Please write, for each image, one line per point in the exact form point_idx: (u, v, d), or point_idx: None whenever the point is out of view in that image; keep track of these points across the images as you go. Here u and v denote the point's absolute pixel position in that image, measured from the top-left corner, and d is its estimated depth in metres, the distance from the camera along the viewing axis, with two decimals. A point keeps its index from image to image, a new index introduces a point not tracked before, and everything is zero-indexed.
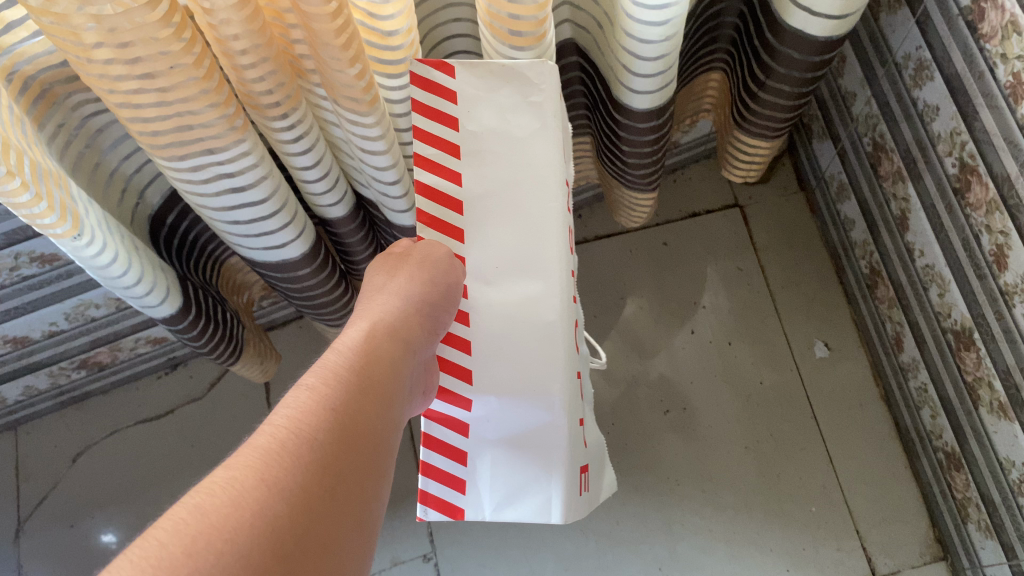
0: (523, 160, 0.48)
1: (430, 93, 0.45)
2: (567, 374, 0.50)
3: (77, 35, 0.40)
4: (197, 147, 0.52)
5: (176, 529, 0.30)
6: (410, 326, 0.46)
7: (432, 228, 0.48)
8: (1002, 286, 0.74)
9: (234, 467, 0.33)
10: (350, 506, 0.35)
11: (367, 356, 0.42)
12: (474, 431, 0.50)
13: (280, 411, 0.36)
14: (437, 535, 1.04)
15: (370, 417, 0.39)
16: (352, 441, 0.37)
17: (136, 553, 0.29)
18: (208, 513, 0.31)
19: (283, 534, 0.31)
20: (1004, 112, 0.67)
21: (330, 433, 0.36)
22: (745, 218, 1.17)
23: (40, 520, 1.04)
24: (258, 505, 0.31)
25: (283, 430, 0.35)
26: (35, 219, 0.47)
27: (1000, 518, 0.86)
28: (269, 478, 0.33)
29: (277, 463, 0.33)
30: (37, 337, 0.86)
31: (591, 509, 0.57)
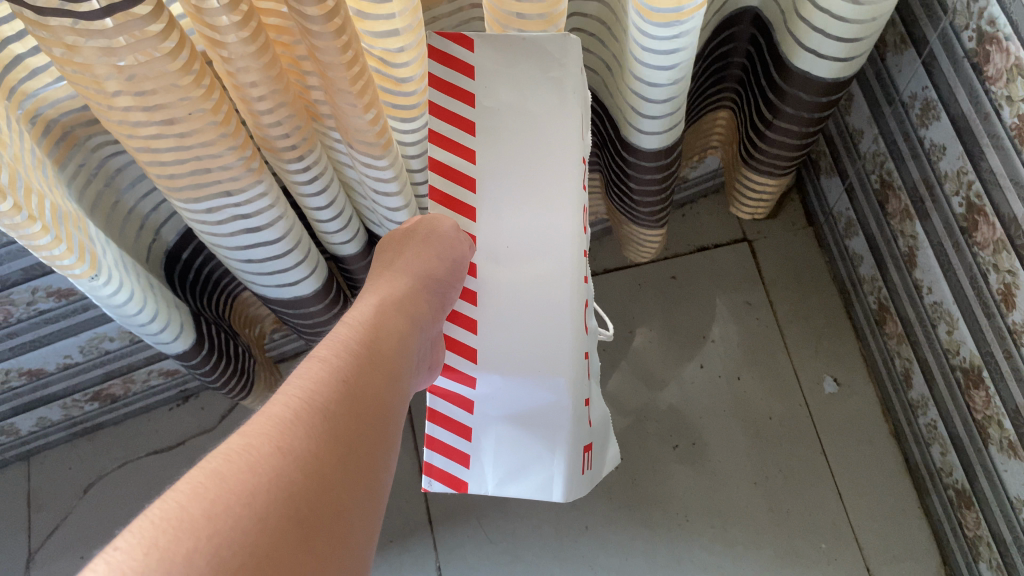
0: (539, 136, 0.48)
1: (449, 66, 0.46)
2: (573, 355, 0.50)
3: (99, 83, 0.42)
4: (214, 189, 0.53)
5: (194, 492, 0.31)
6: (418, 303, 0.48)
7: (443, 206, 0.49)
8: (1010, 325, 0.75)
9: (250, 436, 0.34)
10: (362, 472, 0.36)
11: (377, 331, 0.43)
12: (478, 408, 0.50)
13: (292, 383, 0.38)
14: (445, 568, 1.03)
15: (380, 390, 0.40)
16: (362, 412, 0.38)
17: (158, 514, 0.30)
18: (225, 478, 0.32)
19: (298, 497, 0.32)
20: (1009, 154, 0.68)
21: (340, 405, 0.37)
22: (754, 252, 1.18)
23: (50, 550, 1.05)
24: (273, 470, 0.32)
25: (296, 401, 0.36)
26: (54, 261, 0.48)
27: (1011, 557, 0.86)
28: (283, 445, 0.34)
29: (290, 432, 0.34)
30: (52, 369, 0.87)
31: (596, 482, 0.60)
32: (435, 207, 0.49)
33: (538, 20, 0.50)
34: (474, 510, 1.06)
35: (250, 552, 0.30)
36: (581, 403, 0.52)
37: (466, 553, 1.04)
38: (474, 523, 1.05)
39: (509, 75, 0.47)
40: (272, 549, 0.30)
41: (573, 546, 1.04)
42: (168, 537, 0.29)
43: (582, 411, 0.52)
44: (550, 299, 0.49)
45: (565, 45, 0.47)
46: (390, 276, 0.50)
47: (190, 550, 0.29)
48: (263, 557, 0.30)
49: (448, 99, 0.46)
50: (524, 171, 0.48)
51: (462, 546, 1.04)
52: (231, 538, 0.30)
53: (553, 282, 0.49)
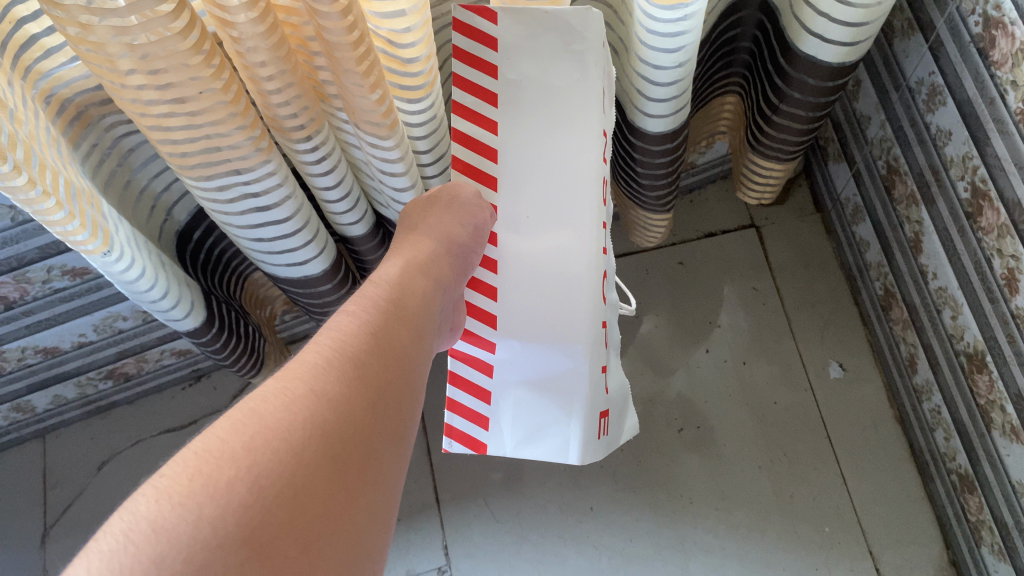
0: (559, 109, 0.50)
1: (472, 39, 0.47)
2: (589, 323, 0.55)
3: (112, 62, 0.43)
4: (224, 168, 0.54)
5: (234, 428, 0.34)
6: (440, 264, 0.50)
7: (466, 175, 0.52)
8: (1014, 310, 0.75)
9: (285, 378, 0.37)
10: (388, 417, 0.40)
11: (404, 289, 0.46)
12: (497, 371, 0.57)
13: (326, 331, 0.41)
14: (451, 548, 1.05)
15: (407, 342, 0.43)
16: (390, 362, 0.41)
17: (201, 446, 0.34)
18: (263, 416, 0.35)
19: (330, 436, 0.36)
20: (1015, 138, 0.68)
21: (372, 354, 0.40)
22: (761, 238, 1.19)
23: (64, 526, 1.07)
24: (308, 411, 0.36)
25: (330, 349, 0.39)
26: (67, 236, 0.49)
27: (1013, 542, 0.86)
28: (316, 388, 0.37)
29: (325, 377, 0.37)
30: (67, 348, 0.89)
31: (611, 447, 0.65)
32: (459, 176, 0.52)
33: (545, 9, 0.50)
34: (481, 491, 1.07)
35: (285, 484, 0.33)
36: (597, 370, 0.58)
37: (473, 532, 1.05)
38: (480, 503, 1.07)
39: (531, 49, 0.47)
40: (305, 481, 0.34)
41: (578, 526, 1.05)
42: (211, 465, 0.33)
43: (598, 377, 0.58)
44: (569, 268, 0.54)
45: (587, 18, 0.46)
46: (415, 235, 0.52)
47: (232, 478, 0.32)
48: (297, 487, 0.33)
49: (474, 73, 0.48)
50: (544, 143, 0.50)
51: (469, 527, 1.06)
52: (269, 469, 0.33)
53: (571, 250, 0.53)
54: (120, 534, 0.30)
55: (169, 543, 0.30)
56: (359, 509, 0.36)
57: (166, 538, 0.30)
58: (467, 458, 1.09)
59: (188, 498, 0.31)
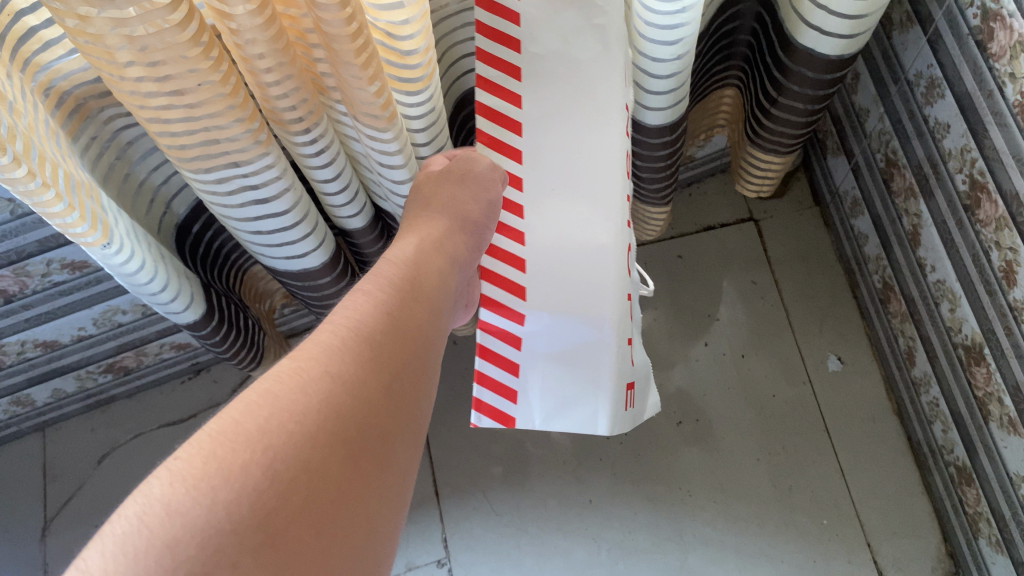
0: (580, 83, 0.54)
1: (494, 14, 0.51)
2: (616, 295, 0.57)
3: (111, 54, 0.43)
4: (223, 160, 0.54)
5: (249, 410, 0.35)
6: (455, 240, 0.52)
7: (491, 149, 0.55)
8: (1011, 302, 0.75)
9: (301, 359, 0.38)
10: (403, 397, 0.41)
11: (419, 266, 0.48)
12: (527, 343, 0.56)
13: (341, 310, 0.42)
14: (450, 540, 1.05)
15: (422, 321, 0.45)
16: (406, 341, 0.42)
17: (217, 428, 0.34)
18: (277, 398, 0.36)
19: (344, 419, 0.37)
20: (1013, 131, 0.68)
21: (386, 334, 0.41)
22: (760, 232, 1.19)
23: (65, 519, 1.07)
24: (323, 392, 0.37)
25: (344, 329, 0.40)
26: (67, 228, 0.49)
27: (1010, 533, 0.86)
28: (332, 370, 0.38)
29: (340, 358, 0.38)
30: (66, 341, 0.89)
31: (632, 424, 0.66)
32: (483, 151, 0.55)
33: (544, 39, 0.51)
34: (480, 483, 1.08)
35: (300, 466, 0.34)
36: (621, 341, 0.59)
37: (472, 525, 1.06)
38: (479, 495, 1.07)
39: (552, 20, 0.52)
40: (320, 463, 0.35)
41: (577, 519, 1.05)
42: (225, 448, 0.33)
43: (622, 348, 0.59)
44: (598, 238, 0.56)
45: None
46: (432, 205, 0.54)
47: (247, 462, 0.33)
48: (311, 470, 0.34)
49: (499, 47, 0.52)
50: (568, 113, 0.54)
51: (468, 520, 1.06)
52: (284, 453, 0.34)
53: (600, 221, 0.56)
54: (134, 516, 0.31)
55: (183, 526, 0.31)
56: (374, 488, 0.37)
57: (181, 521, 0.31)
58: (466, 451, 1.09)
59: (203, 480, 0.32)
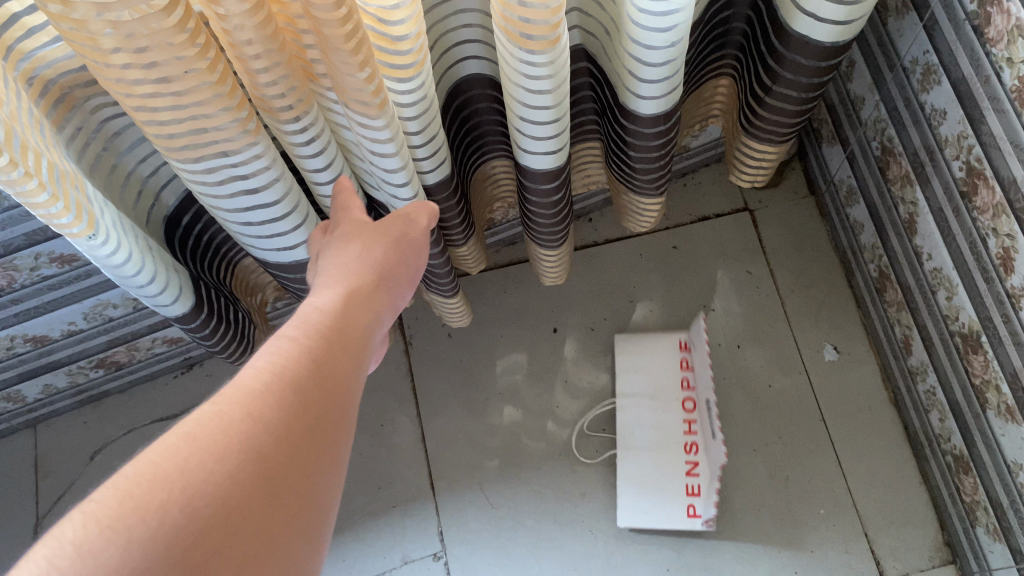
0: None
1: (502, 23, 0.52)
2: None
3: (95, 40, 0.42)
4: (211, 150, 0.53)
5: (166, 451, 0.32)
6: (376, 290, 0.52)
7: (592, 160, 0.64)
8: (1008, 289, 0.75)
9: (220, 402, 0.36)
10: (325, 441, 0.39)
11: (345, 317, 0.46)
12: None
13: (263, 355, 0.40)
14: (447, 533, 1.04)
15: (345, 364, 0.43)
16: (329, 386, 0.41)
17: (133, 470, 0.31)
18: (198, 440, 0.33)
19: (267, 460, 0.35)
20: (1009, 116, 0.68)
21: (311, 379, 0.40)
22: (755, 222, 1.18)
23: (57, 516, 1.06)
24: (245, 434, 0.35)
25: (268, 372, 0.38)
26: (51, 219, 0.48)
27: (1008, 522, 0.86)
28: (255, 412, 0.36)
29: (263, 400, 0.36)
30: (57, 336, 0.88)
31: None
32: None
33: (542, 26, 0.51)
34: (476, 476, 1.07)
35: (221, 509, 0.32)
36: None
37: (468, 518, 1.05)
38: (476, 488, 1.06)
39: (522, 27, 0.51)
40: (241, 504, 0.33)
41: (573, 510, 1.05)
42: (142, 487, 0.31)
43: None
44: None
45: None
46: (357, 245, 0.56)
47: (164, 501, 0.31)
48: (232, 510, 0.32)
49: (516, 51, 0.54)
50: None
51: (464, 512, 1.05)
52: (203, 492, 0.32)
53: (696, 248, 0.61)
54: (43, 559, 0.28)
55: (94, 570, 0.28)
56: (295, 531, 0.35)
57: (92, 564, 0.28)
58: (461, 444, 1.09)
59: (118, 522, 0.29)
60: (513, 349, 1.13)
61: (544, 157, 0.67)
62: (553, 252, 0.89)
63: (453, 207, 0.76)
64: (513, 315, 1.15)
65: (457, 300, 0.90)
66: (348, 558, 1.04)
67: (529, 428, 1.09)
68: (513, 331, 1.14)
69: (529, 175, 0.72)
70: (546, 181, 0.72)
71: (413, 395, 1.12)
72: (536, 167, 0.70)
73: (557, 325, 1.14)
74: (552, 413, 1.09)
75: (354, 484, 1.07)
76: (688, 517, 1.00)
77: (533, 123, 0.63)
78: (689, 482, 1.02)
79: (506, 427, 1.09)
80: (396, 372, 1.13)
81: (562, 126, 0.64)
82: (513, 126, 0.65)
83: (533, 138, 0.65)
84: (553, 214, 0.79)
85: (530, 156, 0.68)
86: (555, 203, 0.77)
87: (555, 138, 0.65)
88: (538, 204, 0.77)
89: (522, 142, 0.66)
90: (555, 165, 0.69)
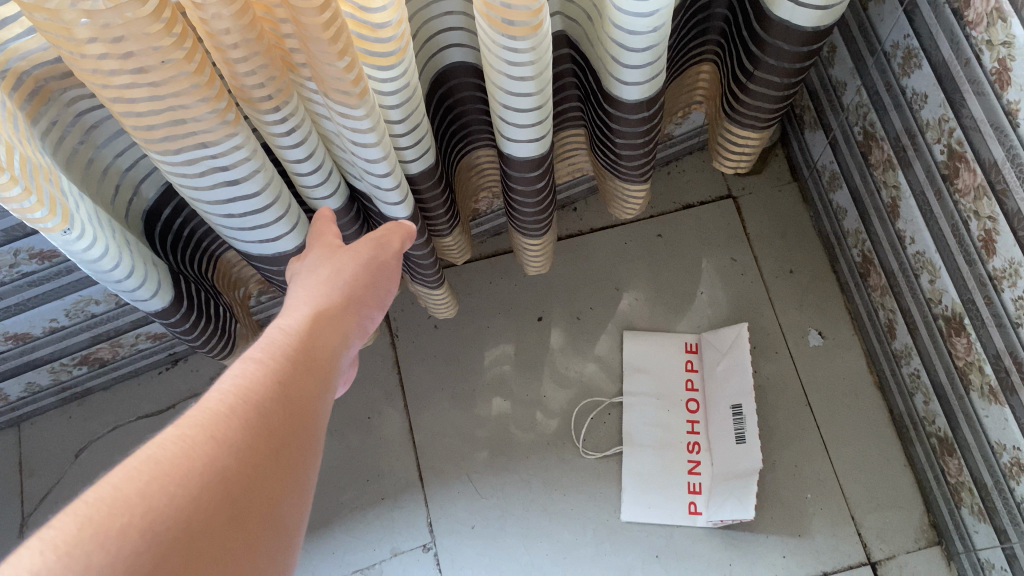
0: None
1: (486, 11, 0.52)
2: None
3: (70, 30, 0.41)
4: (190, 141, 0.52)
5: (129, 474, 0.31)
6: (345, 313, 0.51)
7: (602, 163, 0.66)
8: (991, 271, 0.75)
9: (183, 427, 0.35)
10: (291, 464, 0.38)
11: (313, 338, 0.45)
12: None
13: (226, 380, 0.39)
14: (436, 524, 1.04)
15: (310, 390, 0.42)
16: (295, 409, 0.40)
17: (95, 495, 0.30)
18: (160, 463, 0.32)
19: (231, 480, 0.34)
20: (990, 99, 0.68)
21: (274, 404, 0.39)
22: (739, 209, 1.18)
23: (43, 515, 1.05)
24: (209, 456, 0.34)
25: (232, 396, 0.37)
26: (25, 213, 0.48)
27: (992, 502, 0.87)
28: (218, 435, 0.35)
29: (226, 423, 0.36)
30: (38, 333, 0.87)
31: None
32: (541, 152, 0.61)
33: (523, 11, 0.51)
34: (464, 466, 1.07)
35: (184, 532, 0.31)
36: None
37: (457, 509, 1.05)
38: (465, 479, 1.06)
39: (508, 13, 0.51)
40: (203, 526, 0.31)
41: (561, 499, 1.05)
42: (103, 513, 0.29)
43: None
44: None
45: None
46: (327, 270, 0.55)
47: (124, 525, 0.29)
48: (195, 531, 0.31)
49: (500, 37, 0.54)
50: None
51: (453, 503, 1.05)
52: (166, 514, 0.30)
53: None
54: None
55: None
56: (259, 555, 0.34)
57: None
58: (450, 435, 1.08)
59: (77, 547, 0.28)
60: (500, 339, 1.13)
61: (526, 144, 0.67)
62: (537, 241, 0.89)
63: (439, 196, 0.75)
64: (499, 305, 1.14)
65: (443, 291, 0.90)
66: (337, 551, 1.04)
67: (517, 417, 1.09)
68: (500, 321, 1.14)
69: (512, 163, 0.71)
70: (528, 169, 0.72)
71: (400, 387, 1.11)
72: (519, 155, 0.69)
73: (543, 314, 1.14)
74: (540, 402, 1.10)
75: (342, 477, 1.07)
76: (689, 514, 1.03)
77: (516, 111, 0.62)
78: (692, 480, 1.04)
79: (493, 417, 1.09)
80: (383, 364, 1.12)
81: (545, 113, 0.64)
82: (495, 114, 0.65)
83: (515, 125, 0.64)
84: (537, 202, 0.79)
85: (513, 144, 0.67)
86: (538, 191, 0.77)
87: (537, 126, 0.65)
88: (522, 192, 0.77)
89: (504, 129, 0.66)
90: (537, 153, 0.69)
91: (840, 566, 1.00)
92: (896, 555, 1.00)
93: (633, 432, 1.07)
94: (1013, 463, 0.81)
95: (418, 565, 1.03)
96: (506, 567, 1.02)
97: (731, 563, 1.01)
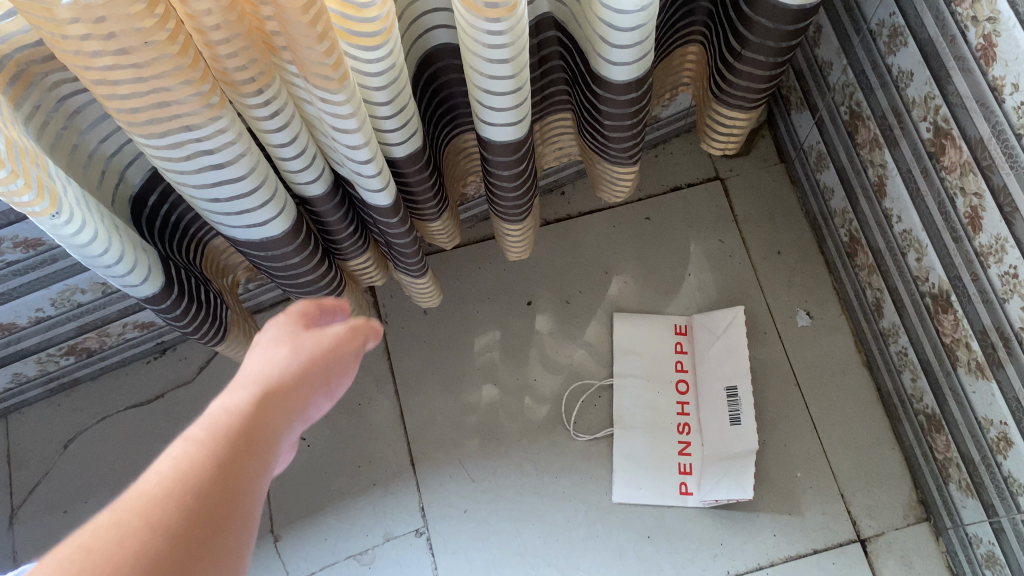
0: None
1: None
2: None
3: (50, 10, 0.41)
4: (175, 124, 0.52)
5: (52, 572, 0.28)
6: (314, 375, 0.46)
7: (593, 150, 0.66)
8: (978, 248, 0.76)
9: (115, 509, 0.32)
10: (236, 544, 0.34)
11: (268, 406, 0.41)
12: None
13: (171, 452, 0.35)
14: (428, 509, 1.04)
15: (260, 466, 0.38)
16: (243, 480, 0.36)
17: None
18: (91, 551, 0.29)
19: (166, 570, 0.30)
20: (975, 75, 0.68)
21: (220, 477, 0.35)
22: (726, 191, 1.18)
23: (33, 507, 1.05)
24: (141, 543, 0.30)
25: (171, 473, 0.34)
26: (12, 197, 0.47)
27: (980, 477, 0.88)
28: (154, 518, 0.31)
29: (162, 508, 0.32)
30: (24, 323, 0.86)
31: None
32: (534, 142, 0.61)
33: None
34: (456, 451, 1.07)
35: None
36: None
37: (449, 493, 1.05)
38: (456, 463, 1.06)
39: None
40: None
41: (553, 482, 1.05)
42: None
43: None
44: None
45: None
46: (295, 324, 0.50)
47: None
48: None
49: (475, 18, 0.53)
50: None
51: (445, 487, 1.05)
52: None
53: None
54: None
55: None
56: None
57: None
58: (440, 420, 1.08)
59: None
60: (490, 324, 1.13)
61: (505, 128, 0.67)
62: (517, 226, 0.88)
63: (426, 179, 0.75)
64: (488, 290, 1.14)
65: (427, 280, 0.88)
66: (330, 537, 1.04)
67: (508, 401, 1.09)
68: (489, 306, 1.14)
69: (489, 147, 0.71)
70: (506, 154, 0.71)
71: (390, 372, 1.11)
72: (497, 140, 0.69)
73: (532, 298, 1.14)
74: (530, 386, 1.10)
75: (333, 464, 1.07)
76: (680, 495, 1.03)
77: (494, 94, 0.62)
78: (682, 461, 1.05)
79: (484, 402, 1.09)
80: (372, 350, 1.12)
81: (523, 96, 0.64)
82: (473, 98, 0.64)
83: (493, 109, 0.64)
84: (516, 186, 0.78)
85: (491, 128, 0.67)
86: (517, 176, 0.76)
87: (515, 109, 0.64)
88: (502, 176, 0.76)
89: (483, 113, 0.65)
90: (515, 138, 0.69)
91: (830, 544, 1.01)
92: (885, 531, 1.01)
93: (624, 414, 1.08)
94: (1000, 438, 0.82)
95: (411, 550, 1.03)
96: (499, 550, 1.02)
97: (722, 542, 1.01)
